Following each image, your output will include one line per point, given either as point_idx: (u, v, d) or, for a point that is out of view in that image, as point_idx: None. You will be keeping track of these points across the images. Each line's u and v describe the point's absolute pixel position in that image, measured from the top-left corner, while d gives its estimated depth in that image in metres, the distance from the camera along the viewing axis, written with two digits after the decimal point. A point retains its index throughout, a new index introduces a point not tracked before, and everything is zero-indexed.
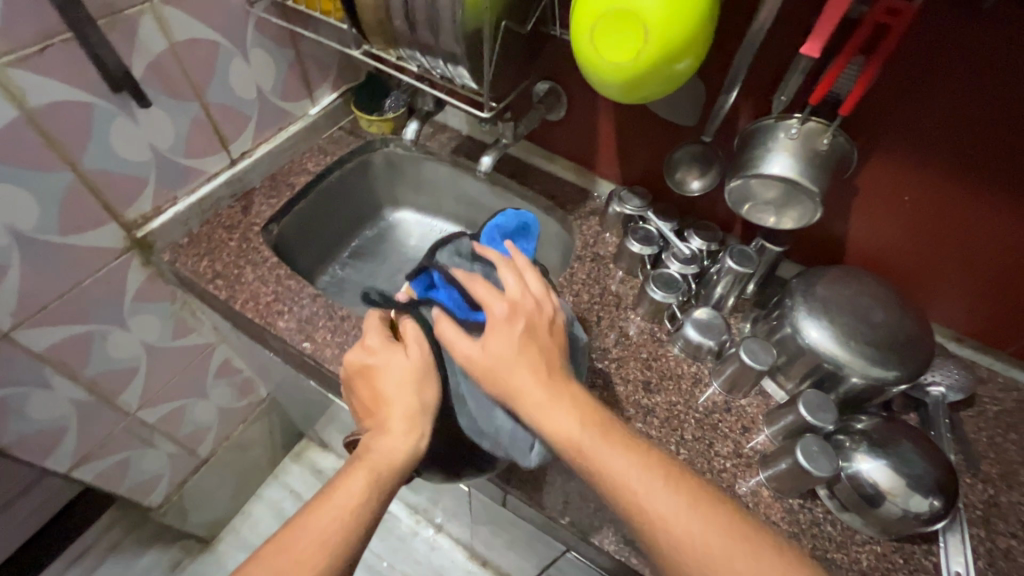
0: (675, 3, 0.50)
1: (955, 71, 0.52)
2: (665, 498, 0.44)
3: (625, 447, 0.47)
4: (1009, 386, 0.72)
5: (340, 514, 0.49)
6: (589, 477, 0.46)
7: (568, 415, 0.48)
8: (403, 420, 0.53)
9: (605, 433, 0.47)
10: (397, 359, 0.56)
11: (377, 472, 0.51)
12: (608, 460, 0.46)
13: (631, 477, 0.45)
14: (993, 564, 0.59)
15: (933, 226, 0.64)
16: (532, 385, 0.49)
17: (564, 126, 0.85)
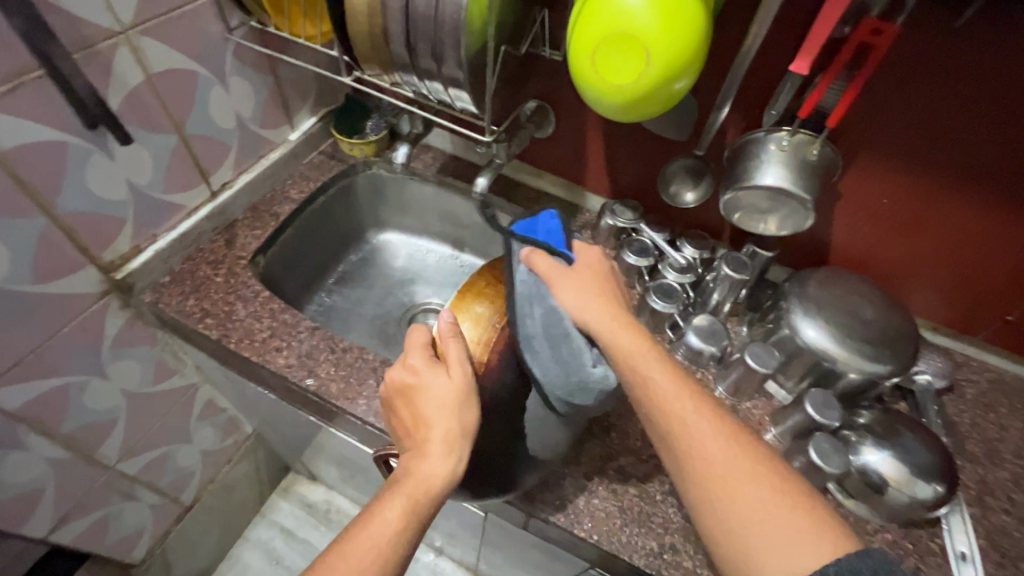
0: (675, 24, 0.52)
1: (928, 81, 0.56)
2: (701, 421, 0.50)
3: (678, 375, 0.53)
4: (983, 368, 0.77)
5: (378, 543, 0.49)
6: (638, 391, 0.53)
7: (632, 338, 0.55)
8: (441, 444, 0.53)
9: (664, 360, 0.54)
10: (438, 381, 0.55)
11: (416, 500, 0.51)
12: (661, 379, 0.52)
13: (678, 402, 0.51)
14: (991, 540, 0.62)
15: (909, 224, 0.69)
16: (602, 309, 0.57)
17: (552, 144, 0.86)
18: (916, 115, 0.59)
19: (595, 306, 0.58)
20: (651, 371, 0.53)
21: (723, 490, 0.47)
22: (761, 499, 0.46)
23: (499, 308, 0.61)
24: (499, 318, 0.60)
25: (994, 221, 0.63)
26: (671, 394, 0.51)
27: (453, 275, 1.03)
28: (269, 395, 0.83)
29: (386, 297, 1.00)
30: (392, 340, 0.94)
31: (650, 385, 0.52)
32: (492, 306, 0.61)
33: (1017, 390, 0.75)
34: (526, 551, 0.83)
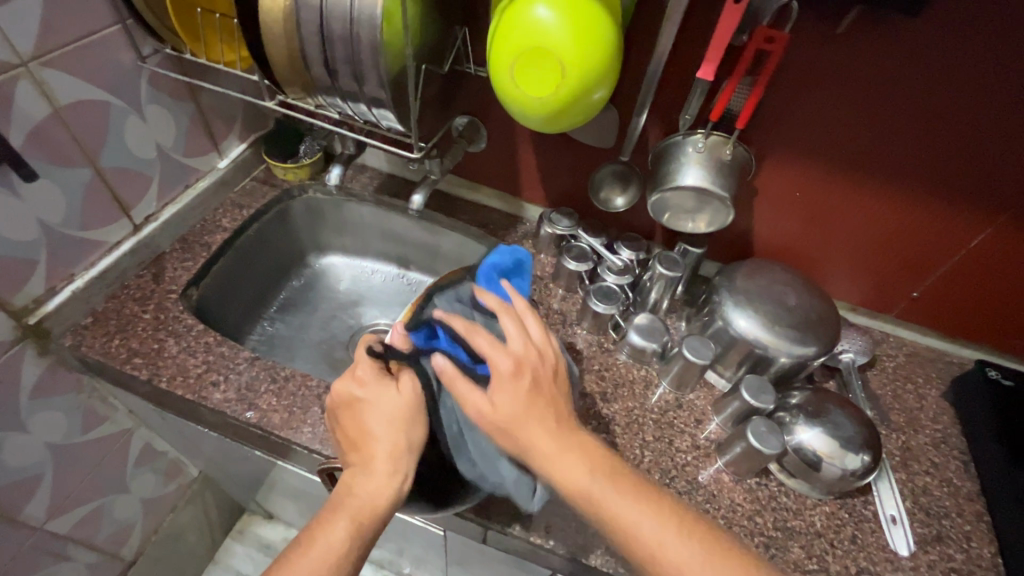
0: (585, 38, 0.55)
1: (821, 82, 0.61)
2: (685, 554, 0.46)
3: (635, 494, 0.48)
4: (899, 343, 0.83)
5: (325, 557, 0.50)
6: (601, 525, 0.48)
7: (577, 462, 0.49)
8: (386, 460, 0.55)
9: (615, 480, 0.49)
10: (388, 395, 0.57)
11: (360, 519, 0.52)
12: (621, 508, 0.47)
13: (645, 526, 0.47)
14: (917, 502, 0.67)
15: (819, 213, 0.74)
16: (543, 439, 0.50)
17: (487, 157, 0.88)
18: (814, 113, 0.64)
19: (537, 441, 0.50)
20: (610, 504, 0.48)
21: None
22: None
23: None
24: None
25: (891, 205, 0.70)
26: (637, 521, 0.47)
27: (400, 294, 1.02)
28: (211, 433, 0.79)
29: (331, 321, 0.98)
30: (340, 364, 0.92)
31: (608, 514, 0.47)
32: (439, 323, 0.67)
33: (928, 359, 0.82)
34: (491, 565, 0.83)
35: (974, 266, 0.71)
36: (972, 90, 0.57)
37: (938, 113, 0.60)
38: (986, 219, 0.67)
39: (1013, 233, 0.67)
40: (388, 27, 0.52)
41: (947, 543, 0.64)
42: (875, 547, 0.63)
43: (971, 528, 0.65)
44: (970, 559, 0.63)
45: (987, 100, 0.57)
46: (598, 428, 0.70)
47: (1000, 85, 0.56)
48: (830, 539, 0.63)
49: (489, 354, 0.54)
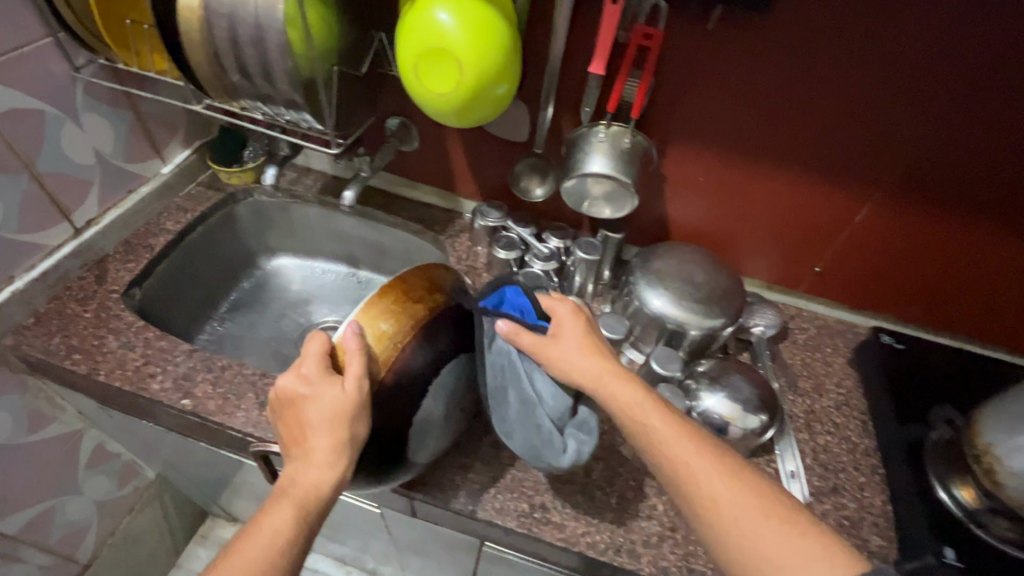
0: (480, 38, 0.60)
1: (703, 74, 0.67)
2: (714, 475, 0.52)
3: (674, 420, 0.56)
4: (810, 317, 0.88)
5: (266, 551, 0.51)
6: (641, 441, 0.56)
7: (631, 390, 0.58)
8: (327, 453, 0.55)
9: (658, 406, 0.57)
10: (328, 393, 0.55)
11: (304, 506, 0.54)
12: (660, 427, 0.55)
13: (677, 444, 0.54)
14: (817, 458, 0.71)
15: (724, 196, 0.80)
16: (592, 363, 0.61)
17: (421, 156, 0.92)
18: (706, 102, 0.70)
19: (587, 366, 0.61)
20: (652, 421, 0.56)
21: (728, 523, 0.49)
22: (783, 542, 0.48)
23: (407, 327, 0.59)
24: (404, 338, 0.59)
25: (786, 186, 0.76)
26: (674, 439, 0.54)
27: (348, 292, 1.05)
28: (156, 428, 0.82)
29: (280, 318, 1.01)
30: (287, 360, 0.95)
31: (650, 434, 0.55)
32: (400, 324, 0.60)
33: (838, 330, 0.87)
34: (434, 544, 0.86)
35: (864, 239, 0.78)
36: (835, 76, 0.64)
37: (807, 98, 0.66)
38: (868, 195, 0.73)
39: (893, 207, 0.73)
40: (292, 29, 0.57)
41: (842, 493, 0.68)
42: None
43: (865, 480, 0.69)
44: (862, 507, 0.67)
45: (852, 82, 0.64)
46: None
47: (852, 69, 0.63)
48: None
49: (550, 308, 0.66)
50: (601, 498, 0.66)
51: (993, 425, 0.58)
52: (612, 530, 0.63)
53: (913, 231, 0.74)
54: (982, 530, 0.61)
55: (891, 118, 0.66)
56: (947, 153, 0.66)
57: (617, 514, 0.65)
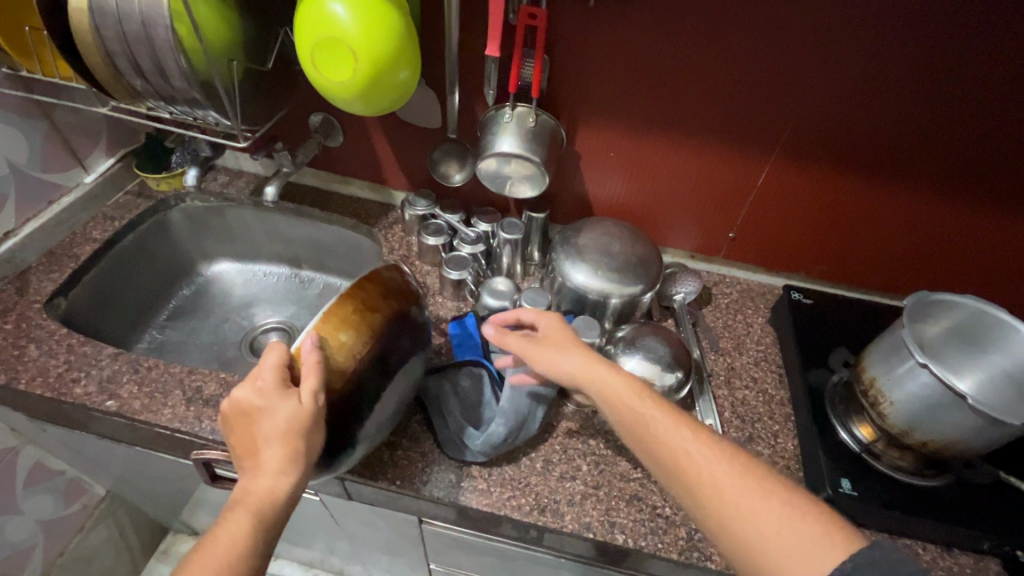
0: (370, 27, 0.62)
1: (598, 51, 0.71)
2: (691, 448, 0.51)
3: (669, 411, 0.54)
4: (732, 281, 0.92)
5: (221, 563, 0.46)
6: (636, 433, 0.54)
7: (621, 382, 0.57)
8: (281, 461, 0.50)
9: (653, 398, 0.56)
10: (284, 408, 0.50)
11: (262, 514, 0.49)
12: (655, 417, 0.54)
13: (676, 432, 0.52)
14: (734, 411, 0.75)
15: (637, 170, 0.83)
16: (585, 361, 0.60)
17: (347, 151, 0.94)
18: (605, 76, 0.74)
19: (578, 362, 0.60)
20: (645, 410, 0.54)
21: (735, 510, 0.47)
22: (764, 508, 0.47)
23: (365, 337, 0.57)
24: (363, 349, 0.56)
25: (691, 154, 0.79)
26: (654, 416, 0.54)
27: (291, 293, 1.05)
28: (89, 438, 0.81)
29: (222, 323, 1.00)
30: (227, 362, 0.95)
31: (647, 424, 0.53)
32: (357, 334, 0.57)
33: (758, 292, 0.90)
34: (382, 535, 0.86)
35: (772, 200, 0.81)
36: (716, 43, 0.68)
37: (695, 67, 0.70)
38: (767, 157, 0.77)
39: (790, 166, 0.77)
40: (179, 25, 0.58)
41: (757, 442, 0.71)
42: None
43: (778, 427, 0.73)
44: (775, 452, 0.70)
45: (735, 48, 0.68)
46: None
47: (730, 36, 0.67)
48: None
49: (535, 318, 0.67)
50: (527, 464, 0.68)
51: (876, 357, 0.64)
52: (537, 492, 0.66)
53: (811, 189, 0.79)
54: (876, 460, 0.66)
55: (773, 80, 0.70)
56: (830, 109, 0.70)
57: (542, 477, 0.67)
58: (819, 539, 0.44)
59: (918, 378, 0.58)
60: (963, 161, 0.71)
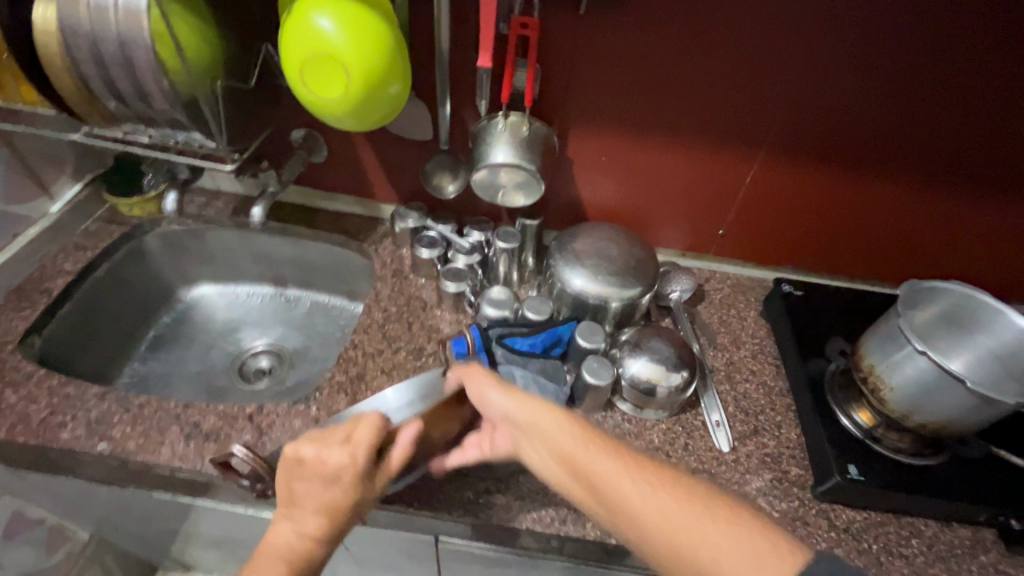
0: (361, 41, 0.60)
1: (589, 57, 0.72)
2: (621, 481, 0.50)
3: (617, 456, 0.52)
4: (723, 276, 0.94)
5: None
6: (586, 483, 0.52)
7: (567, 430, 0.54)
8: (325, 526, 0.55)
9: (600, 444, 0.53)
10: (350, 492, 0.55)
11: (294, 566, 0.54)
12: (601, 466, 0.51)
13: (625, 482, 0.50)
14: (737, 405, 0.77)
15: (628, 173, 0.84)
16: (529, 406, 0.56)
17: (332, 165, 0.92)
18: (596, 83, 0.74)
19: (523, 407, 0.56)
20: (592, 460, 0.52)
21: (695, 560, 0.45)
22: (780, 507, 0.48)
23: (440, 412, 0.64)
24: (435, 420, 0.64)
25: (679, 156, 0.81)
26: (578, 451, 0.53)
27: (279, 314, 1.02)
28: (74, 485, 0.77)
29: (209, 350, 0.97)
30: (218, 391, 0.91)
31: (595, 475, 0.51)
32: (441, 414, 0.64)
33: (749, 286, 0.92)
34: (394, 558, 0.84)
35: (760, 196, 0.84)
36: (703, 45, 0.70)
37: (684, 70, 0.72)
38: (753, 155, 0.79)
39: (775, 163, 0.80)
40: (161, 47, 0.56)
41: (762, 434, 0.73)
42: (703, 449, 0.71)
43: (781, 418, 0.75)
44: (780, 442, 0.73)
45: (721, 52, 0.70)
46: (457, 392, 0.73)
47: (716, 39, 0.69)
48: (666, 450, 0.71)
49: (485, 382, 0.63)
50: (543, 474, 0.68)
51: (873, 346, 0.66)
52: (556, 502, 0.66)
53: (797, 185, 0.81)
54: (877, 443, 0.68)
55: (760, 81, 0.72)
56: (814, 107, 0.73)
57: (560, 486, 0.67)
58: (768, 560, 0.43)
59: (917, 363, 0.60)
60: (934, 152, 0.75)
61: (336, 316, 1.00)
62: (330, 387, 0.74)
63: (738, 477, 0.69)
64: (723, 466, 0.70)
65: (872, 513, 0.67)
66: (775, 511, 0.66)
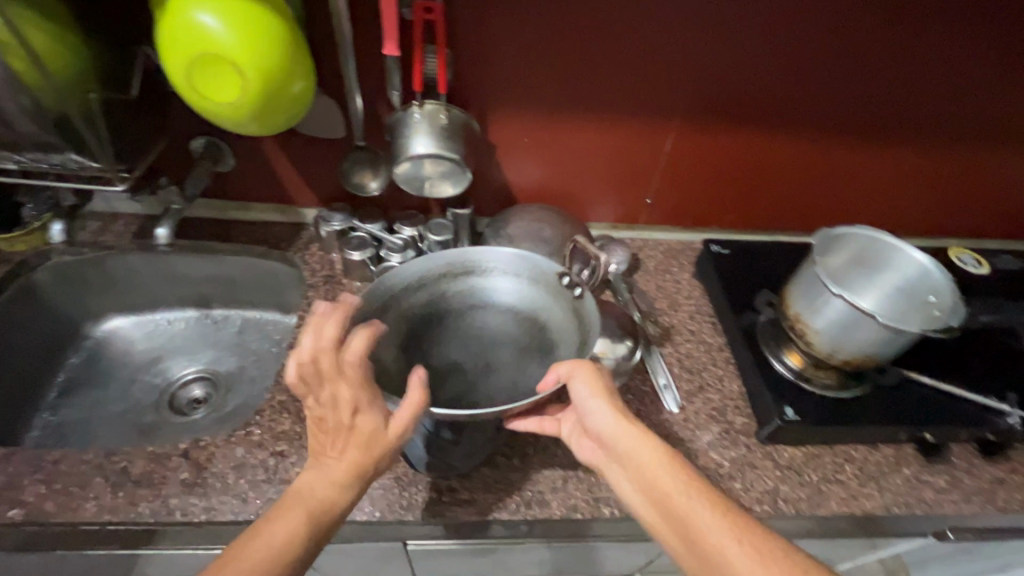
0: (251, 38, 0.55)
1: (501, 37, 0.71)
2: (724, 537, 0.46)
3: (722, 509, 0.48)
4: (657, 243, 0.96)
5: (269, 552, 0.44)
6: (679, 532, 0.48)
7: (672, 474, 0.51)
8: (348, 468, 0.50)
9: (706, 493, 0.49)
10: (372, 429, 0.51)
11: (314, 514, 0.48)
12: (703, 519, 0.47)
13: (726, 541, 0.46)
14: (682, 366, 0.80)
15: (556, 150, 0.84)
16: (634, 440, 0.53)
17: (242, 173, 0.85)
18: (511, 63, 0.73)
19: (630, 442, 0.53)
20: (692, 513, 0.48)
21: None
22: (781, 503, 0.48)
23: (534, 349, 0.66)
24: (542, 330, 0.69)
25: (608, 129, 0.81)
26: (679, 494, 0.49)
27: (205, 337, 0.95)
28: None
29: (131, 387, 0.89)
30: (148, 429, 0.84)
31: (695, 530, 0.47)
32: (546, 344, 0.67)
33: (681, 251, 0.95)
34: None
35: (682, 162, 0.86)
36: (612, 18, 0.70)
37: (599, 43, 0.72)
38: (672, 123, 0.81)
39: (694, 128, 0.82)
40: (11, 58, 0.52)
41: (707, 390, 0.77)
42: (654, 414, 0.74)
43: (722, 372, 0.79)
44: (723, 396, 0.76)
45: (631, 23, 0.71)
46: (547, 332, 0.69)
47: (624, 12, 0.70)
48: None
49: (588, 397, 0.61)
50: (504, 463, 0.68)
51: (797, 294, 0.70)
52: (520, 488, 0.66)
53: (715, 147, 0.84)
54: (808, 384, 0.73)
55: (670, 49, 0.73)
56: (723, 72, 0.75)
57: (522, 472, 0.67)
58: None
59: (835, 306, 0.65)
60: (839, 105, 0.80)
61: (271, 332, 0.94)
62: (272, 409, 0.70)
63: (690, 434, 0.72)
64: (674, 426, 0.73)
65: (810, 447, 0.72)
66: (726, 460, 0.70)
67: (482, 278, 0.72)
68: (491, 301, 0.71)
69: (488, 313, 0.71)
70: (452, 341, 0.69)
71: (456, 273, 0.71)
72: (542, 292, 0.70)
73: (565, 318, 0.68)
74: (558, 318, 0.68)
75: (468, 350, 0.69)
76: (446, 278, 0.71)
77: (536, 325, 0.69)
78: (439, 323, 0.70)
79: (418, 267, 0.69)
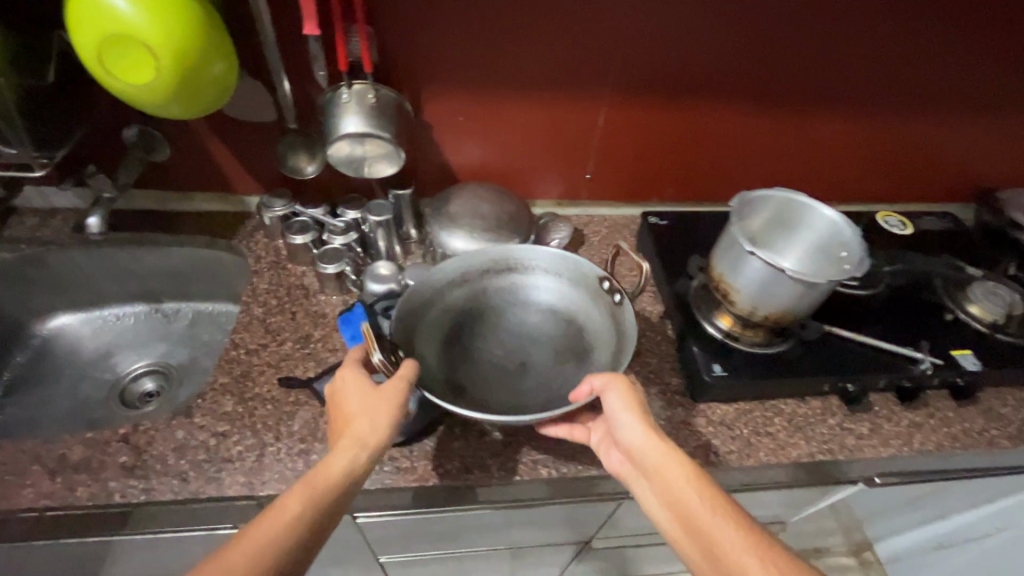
0: (160, 17, 0.55)
1: (425, 15, 0.72)
2: (741, 552, 0.49)
3: (739, 524, 0.51)
4: (601, 218, 0.99)
5: (275, 532, 0.47)
6: (699, 544, 0.51)
7: (696, 491, 0.53)
8: (351, 440, 0.54)
9: (725, 508, 0.52)
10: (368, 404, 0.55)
11: (316, 493, 0.50)
12: (722, 533, 0.51)
13: (740, 554, 0.49)
14: None
15: (494, 129, 0.85)
16: (664, 457, 0.55)
17: (179, 162, 0.85)
18: (438, 41, 0.74)
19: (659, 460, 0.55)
20: (713, 528, 0.51)
21: None
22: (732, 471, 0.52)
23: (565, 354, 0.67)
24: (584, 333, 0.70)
25: (548, 106, 0.83)
26: (701, 509, 0.52)
27: (155, 330, 0.94)
28: None
29: (80, 382, 0.88)
30: (97, 423, 0.84)
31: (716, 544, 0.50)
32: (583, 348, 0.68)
33: (624, 224, 0.98)
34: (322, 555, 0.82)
35: (616, 136, 0.89)
36: None
37: (524, 19, 0.74)
38: (603, 98, 0.83)
39: (626, 102, 0.84)
40: None
41: (645, 355, 0.80)
42: None
43: (660, 337, 0.82)
44: (660, 359, 0.79)
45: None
46: (585, 334, 0.70)
47: None
48: None
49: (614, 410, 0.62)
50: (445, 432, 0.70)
51: (720, 258, 0.73)
52: (461, 455, 0.68)
53: (648, 121, 0.87)
54: (736, 342, 0.76)
55: (592, 24, 0.75)
56: (647, 45, 0.78)
57: (464, 440, 0.69)
58: None
59: (753, 265, 0.67)
60: (763, 75, 0.83)
61: (222, 321, 0.94)
62: (214, 392, 0.70)
63: None
64: None
65: (742, 403, 0.75)
66: (662, 419, 0.73)
67: (525, 277, 0.73)
68: (530, 299, 0.73)
69: (528, 312, 0.72)
70: (490, 336, 0.71)
71: (498, 270, 0.73)
72: (583, 295, 0.71)
73: (601, 322, 0.70)
74: (595, 322, 0.70)
75: (507, 346, 0.70)
76: (487, 274, 0.73)
77: (575, 327, 0.71)
78: (479, 318, 0.72)
79: (460, 264, 0.71)
